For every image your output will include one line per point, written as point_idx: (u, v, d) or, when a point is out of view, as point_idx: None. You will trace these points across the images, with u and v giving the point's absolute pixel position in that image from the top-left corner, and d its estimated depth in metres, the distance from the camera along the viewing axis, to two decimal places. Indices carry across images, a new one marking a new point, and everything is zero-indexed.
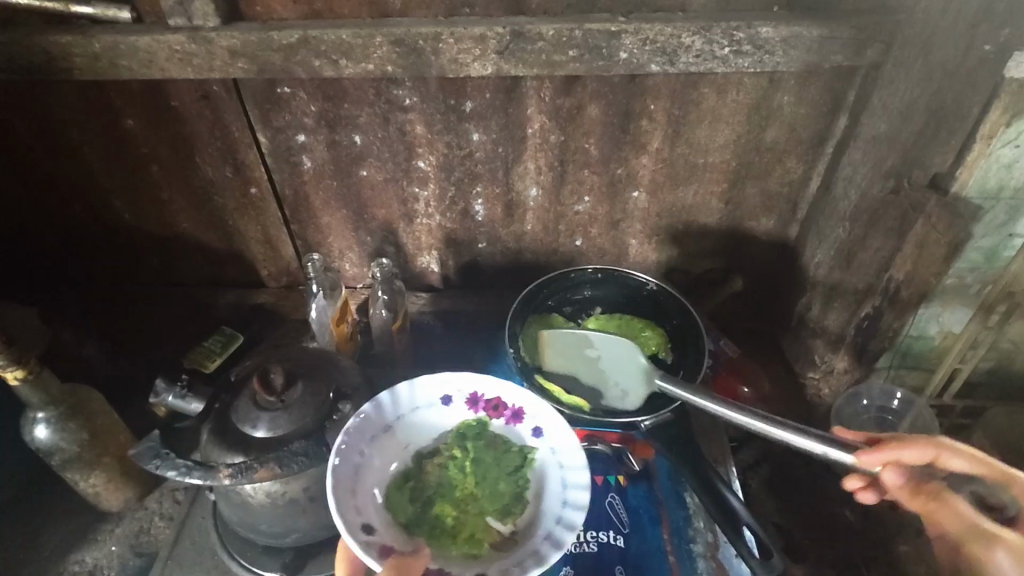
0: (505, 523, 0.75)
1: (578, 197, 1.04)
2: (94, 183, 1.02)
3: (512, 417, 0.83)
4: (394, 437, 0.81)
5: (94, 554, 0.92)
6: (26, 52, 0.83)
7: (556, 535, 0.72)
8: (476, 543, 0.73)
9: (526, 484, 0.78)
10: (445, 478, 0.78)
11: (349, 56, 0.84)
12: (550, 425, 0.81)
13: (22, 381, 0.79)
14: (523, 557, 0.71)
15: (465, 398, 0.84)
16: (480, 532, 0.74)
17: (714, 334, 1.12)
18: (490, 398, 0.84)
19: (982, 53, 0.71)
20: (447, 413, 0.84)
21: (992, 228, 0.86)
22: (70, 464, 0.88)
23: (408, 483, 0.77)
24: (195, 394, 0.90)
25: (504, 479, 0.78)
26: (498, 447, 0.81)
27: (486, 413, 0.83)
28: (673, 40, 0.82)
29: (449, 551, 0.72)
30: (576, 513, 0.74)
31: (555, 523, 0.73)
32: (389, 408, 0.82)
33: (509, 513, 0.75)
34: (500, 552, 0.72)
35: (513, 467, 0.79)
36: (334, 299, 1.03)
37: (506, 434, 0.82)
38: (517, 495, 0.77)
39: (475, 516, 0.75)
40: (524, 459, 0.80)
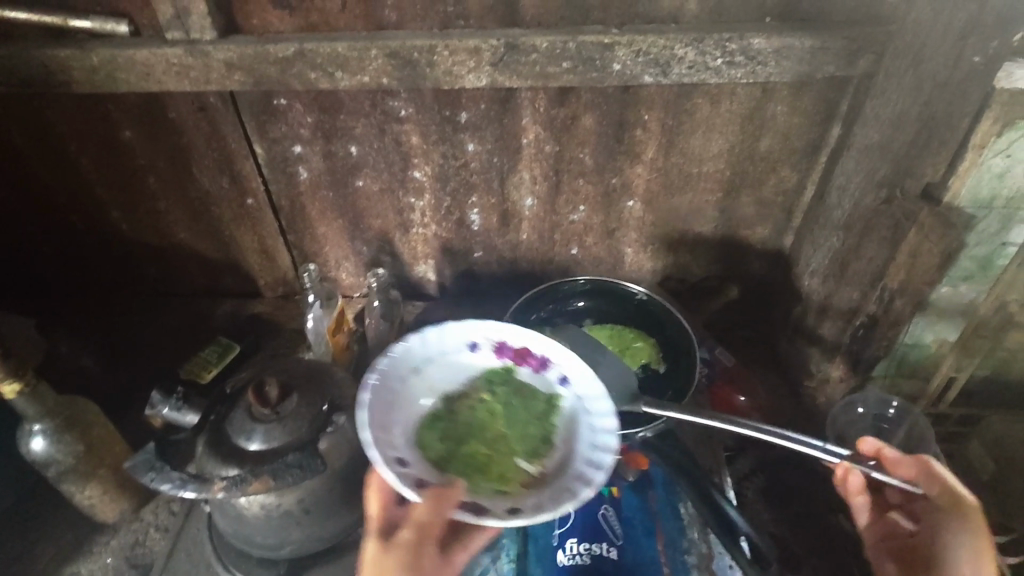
0: (534, 464, 0.74)
1: (573, 206, 1.05)
2: (92, 194, 1.03)
3: (538, 366, 0.82)
4: (423, 378, 0.79)
5: (90, 566, 0.92)
6: (25, 65, 0.84)
7: (586, 473, 0.71)
8: (506, 482, 0.71)
9: (553, 428, 0.77)
10: (474, 419, 0.76)
11: (344, 68, 0.84)
12: (576, 373, 0.81)
13: (18, 393, 0.79)
14: (555, 493, 0.70)
15: (492, 345, 0.82)
16: (509, 471, 0.73)
17: (710, 342, 1.12)
18: (517, 346, 0.82)
19: (972, 64, 0.72)
20: (474, 359, 0.82)
21: (986, 236, 0.85)
22: (65, 476, 0.88)
23: (437, 423, 0.75)
24: (190, 406, 0.88)
25: (532, 423, 0.77)
26: (524, 393, 0.80)
27: (513, 361, 0.82)
28: (665, 51, 0.83)
29: (481, 486, 0.70)
30: (606, 455, 0.73)
31: (584, 462, 0.73)
32: (417, 352, 0.80)
33: (537, 455, 0.74)
34: (530, 490, 0.71)
35: (541, 413, 0.78)
36: (330, 308, 1.04)
37: (533, 381, 0.81)
38: (545, 439, 0.76)
39: (504, 457, 0.74)
40: (551, 405, 0.79)
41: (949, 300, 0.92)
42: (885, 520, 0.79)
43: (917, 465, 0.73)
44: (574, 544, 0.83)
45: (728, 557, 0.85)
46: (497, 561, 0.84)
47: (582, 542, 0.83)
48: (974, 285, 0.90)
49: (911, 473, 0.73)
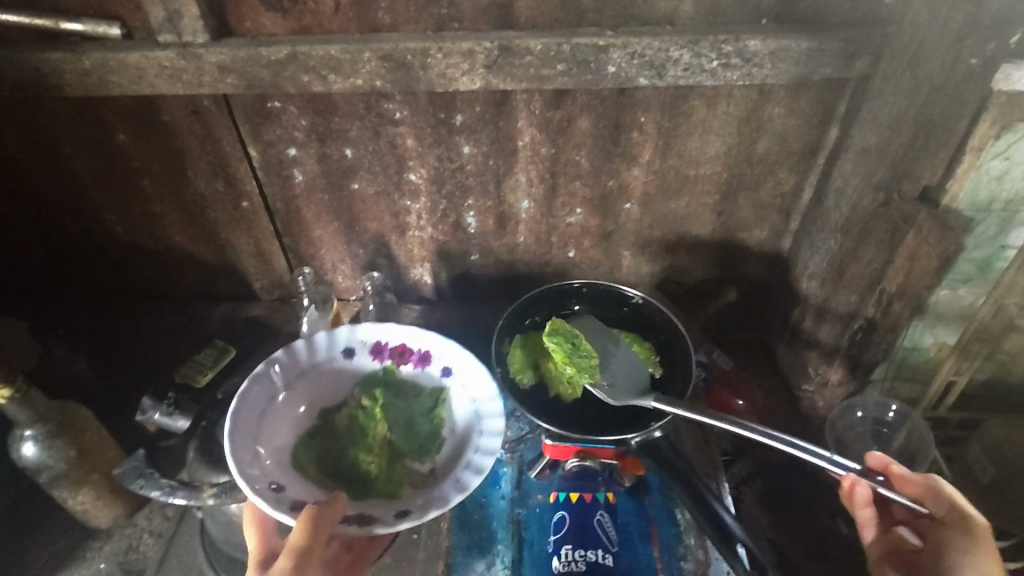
0: (423, 462, 0.81)
1: (570, 209, 1.04)
2: (85, 198, 1.02)
3: (419, 361, 0.90)
4: (297, 396, 0.86)
5: (83, 572, 0.92)
6: (17, 68, 0.84)
7: (476, 462, 0.78)
8: (395, 485, 0.78)
9: (438, 423, 0.85)
10: (355, 427, 0.82)
11: (338, 71, 0.84)
12: (455, 363, 0.89)
13: (10, 399, 0.78)
14: (443, 488, 0.77)
15: (369, 350, 0.91)
16: (399, 474, 0.79)
17: (708, 345, 1.11)
18: (395, 346, 0.91)
19: (969, 66, 0.71)
20: (352, 366, 0.90)
21: (984, 239, 0.84)
22: (57, 482, 0.87)
23: (316, 438, 0.81)
24: (182, 411, 0.90)
25: (414, 421, 0.84)
26: (406, 393, 0.87)
27: (393, 361, 0.90)
28: (661, 53, 0.82)
29: (370, 495, 0.77)
30: (492, 439, 0.80)
31: (470, 453, 0.80)
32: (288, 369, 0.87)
33: (425, 452, 0.82)
34: (419, 489, 0.78)
35: (423, 411, 0.85)
36: (326, 311, 1.04)
37: (415, 377, 0.89)
38: (431, 435, 0.83)
39: (392, 460, 0.80)
40: (434, 401, 0.86)
41: (948, 303, 0.91)
42: (883, 537, 0.77)
43: (923, 484, 0.72)
44: (568, 551, 0.82)
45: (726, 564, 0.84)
46: (492, 568, 0.84)
47: (576, 549, 0.82)
48: (973, 288, 0.89)
49: (917, 491, 0.72)
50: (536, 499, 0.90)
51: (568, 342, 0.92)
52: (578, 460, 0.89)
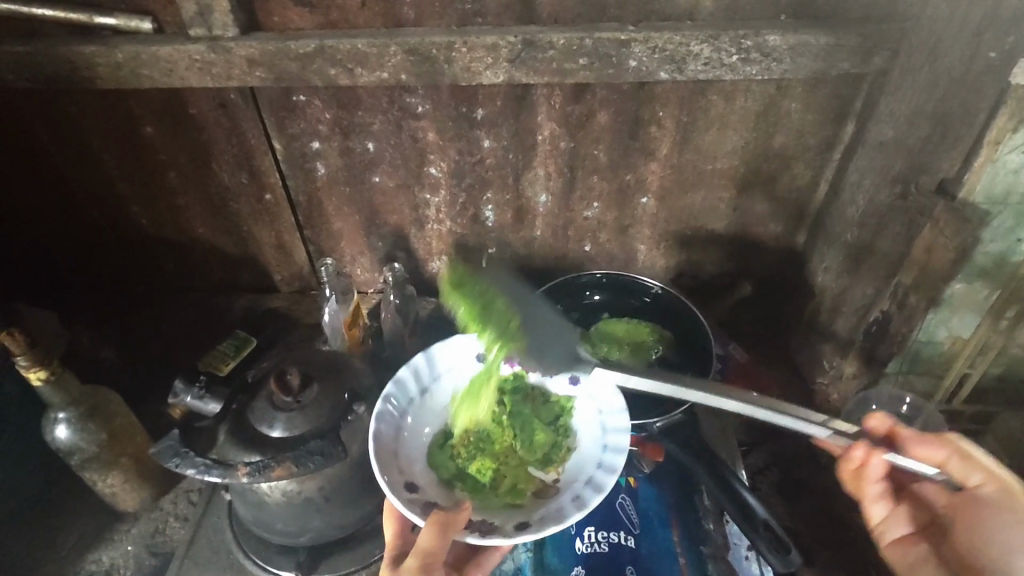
0: (547, 472, 0.81)
1: (587, 203, 1.05)
2: (113, 190, 1.04)
3: None
4: (435, 399, 0.87)
5: (110, 554, 0.96)
6: (51, 62, 0.86)
7: (598, 479, 0.76)
8: (518, 494, 0.78)
9: (564, 434, 0.83)
10: (484, 432, 0.83)
11: (364, 64, 0.86)
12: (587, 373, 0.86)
13: (44, 381, 0.82)
14: (563, 503, 0.76)
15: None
16: (522, 482, 0.79)
17: (724, 338, 1.13)
18: None
19: (988, 60, 0.72)
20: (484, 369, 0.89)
21: (1000, 233, 0.85)
22: (88, 464, 0.91)
23: (450, 441, 0.83)
24: (213, 394, 0.93)
25: (541, 429, 0.83)
26: (534, 399, 0.85)
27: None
28: (681, 48, 0.84)
29: (495, 503, 0.78)
30: (616, 458, 0.78)
31: (595, 468, 0.78)
32: (425, 373, 0.87)
33: (550, 463, 0.81)
34: (543, 500, 0.78)
35: (549, 419, 0.84)
36: (346, 303, 1.04)
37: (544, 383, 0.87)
38: (555, 446, 0.82)
39: (517, 469, 0.80)
40: (561, 408, 0.85)
41: (963, 296, 0.92)
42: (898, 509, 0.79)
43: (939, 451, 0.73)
44: (592, 532, 0.85)
45: (745, 548, 0.86)
46: (515, 550, 0.86)
47: (600, 531, 0.85)
48: (989, 281, 0.90)
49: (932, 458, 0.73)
50: None
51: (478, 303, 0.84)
52: None
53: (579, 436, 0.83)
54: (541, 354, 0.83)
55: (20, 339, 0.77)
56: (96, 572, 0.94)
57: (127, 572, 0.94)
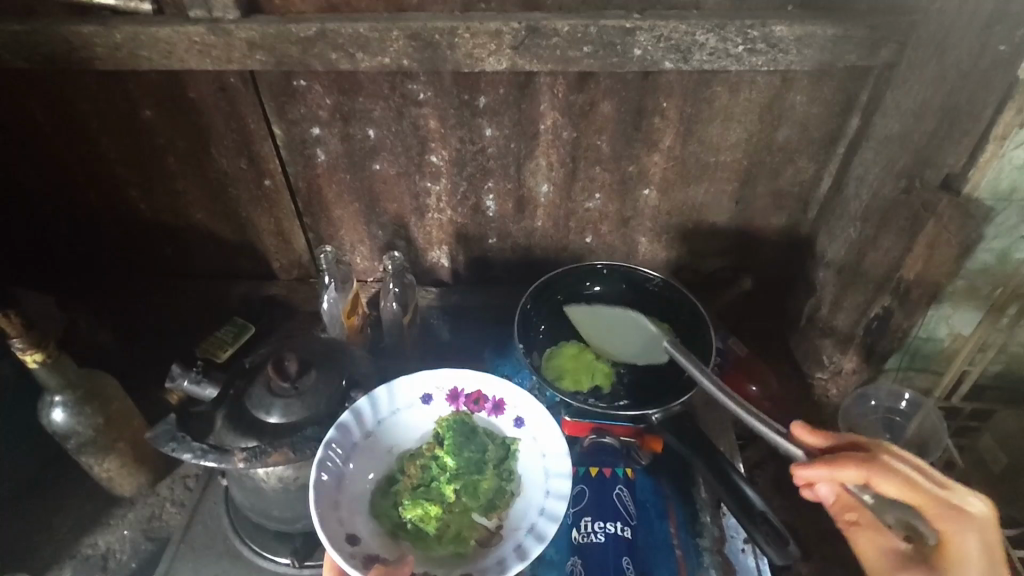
0: (491, 518, 0.80)
1: (589, 194, 1.05)
2: (112, 174, 1.04)
3: (493, 409, 0.88)
4: (377, 444, 0.86)
5: (107, 538, 0.96)
6: (49, 42, 0.85)
7: (539, 528, 0.78)
8: (461, 542, 0.78)
9: (509, 477, 0.83)
10: (427, 478, 0.82)
11: (365, 49, 0.85)
12: (531, 415, 0.87)
13: (41, 364, 0.81)
14: (503, 554, 0.77)
15: (445, 394, 0.90)
16: (465, 529, 0.79)
17: (724, 332, 1.12)
18: (471, 392, 0.90)
19: (997, 53, 0.71)
20: (428, 411, 0.89)
21: (1004, 229, 0.84)
22: (85, 448, 0.91)
23: (392, 488, 0.82)
24: (210, 380, 0.90)
25: (486, 475, 0.82)
26: (478, 442, 0.85)
27: (467, 407, 0.89)
28: (687, 38, 0.83)
29: (437, 553, 0.78)
30: (557, 504, 0.79)
31: (538, 515, 0.79)
32: (368, 416, 0.86)
33: (494, 508, 0.81)
34: (484, 549, 0.78)
35: (493, 462, 0.84)
36: (345, 291, 1.03)
37: (490, 423, 0.88)
38: (500, 490, 0.82)
39: (460, 516, 0.80)
40: (507, 451, 0.85)
41: (964, 293, 0.91)
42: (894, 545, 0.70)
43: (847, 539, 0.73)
44: (588, 522, 0.84)
45: (742, 541, 0.87)
46: None
47: (596, 521, 0.84)
48: (989, 278, 0.89)
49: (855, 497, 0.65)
50: None
51: (460, 438, 0.85)
52: (595, 436, 0.92)
53: (523, 480, 0.83)
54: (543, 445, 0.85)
55: (16, 322, 0.76)
56: (92, 556, 0.94)
57: (122, 557, 0.94)
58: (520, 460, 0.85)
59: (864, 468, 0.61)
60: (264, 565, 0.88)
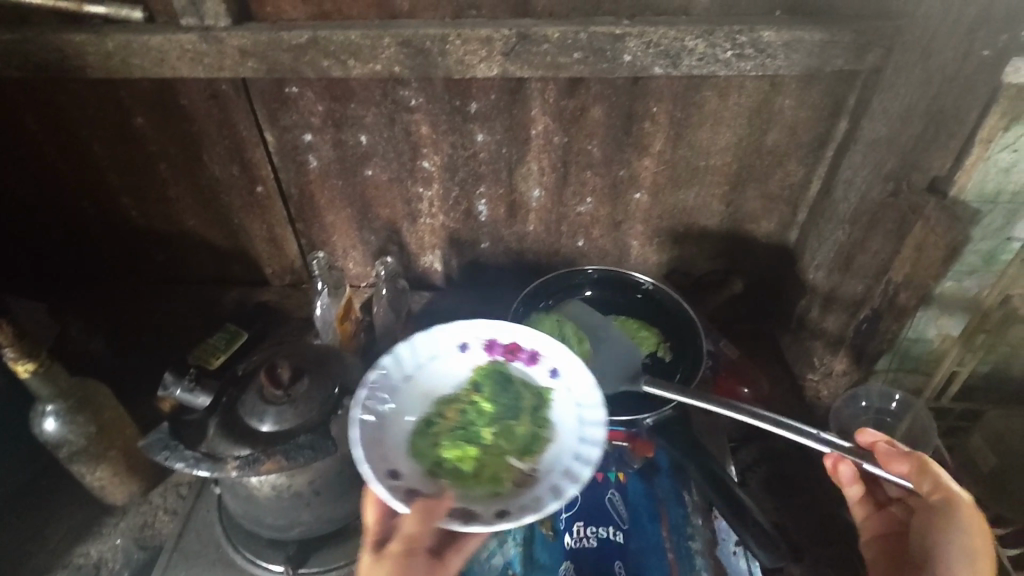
0: (526, 462, 0.77)
1: (580, 198, 1.05)
2: (103, 180, 1.03)
3: (528, 359, 0.86)
4: (415, 389, 0.83)
5: (99, 547, 0.95)
6: (40, 50, 0.85)
7: (575, 471, 0.75)
8: (498, 481, 0.75)
9: (544, 424, 0.81)
10: (465, 421, 0.81)
11: (357, 56, 0.85)
12: (568, 366, 0.85)
13: (33, 373, 0.81)
14: (539, 495, 0.73)
15: (482, 343, 0.87)
16: (502, 470, 0.76)
17: (714, 334, 1.13)
18: (507, 342, 0.87)
19: (981, 58, 0.73)
20: (465, 359, 0.87)
21: (989, 231, 0.86)
22: (76, 457, 0.91)
23: (429, 429, 0.79)
24: (203, 387, 0.90)
25: (522, 421, 0.81)
26: (515, 390, 0.84)
27: (503, 357, 0.87)
28: (676, 43, 0.83)
29: (474, 491, 0.74)
30: (592, 450, 0.77)
31: (573, 461, 0.76)
32: (407, 361, 0.84)
33: (529, 453, 0.78)
34: (522, 489, 0.75)
35: (529, 408, 0.82)
36: (338, 297, 1.05)
37: (524, 373, 0.86)
38: (535, 437, 0.80)
39: (497, 457, 0.78)
40: (541, 401, 0.83)
41: (952, 294, 0.92)
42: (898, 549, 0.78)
43: (910, 460, 0.74)
44: (580, 527, 0.86)
45: (733, 543, 0.87)
46: (503, 544, 0.86)
47: (588, 526, 0.87)
48: (977, 279, 0.91)
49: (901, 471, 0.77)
50: None
51: (497, 386, 0.84)
52: None
53: (557, 427, 0.81)
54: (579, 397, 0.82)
55: (8, 331, 0.76)
56: (84, 565, 0.94)
57: (115, 566, 0.94)
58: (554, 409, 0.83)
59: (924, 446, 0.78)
60: (258, 572, 0.88)
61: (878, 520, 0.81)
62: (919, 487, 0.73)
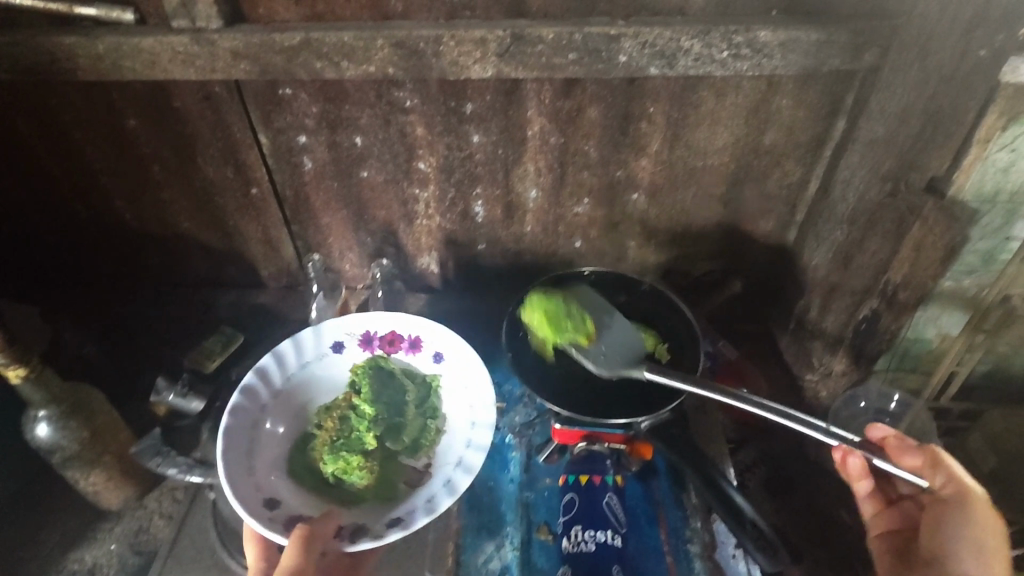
0: (419, 458, 0.85)
1: (577, 199, 1.05)
2: (96, 183, 1.03)
3: (409, 347, 0.95)
4: (294, 392, 0.91)
5: (94, 553, 0.95)
6: (30, 53, 0.84)
7: (467, 460, 0.83)
8: (392, 484, 0.82)
9: (432, 416, 0.89)
10: (347, 429, 0.87)
11: (351, 58, 0.84)
12: (447, 351, 0.94)
13: (24, 379, 0.81)
14: (433, 492, 0.81)
15: (357, 341, 0.96)
16: (395, 473, 0.83)
17: (712, 335, 1.12)
18: (384, 335, 0.95)
19: (978, 58, 0.72)
20: (342, 359, 0.94)
21: (989, 231, 0.85)
22: (70, 463, 0.90)
23: (308, 445, 0.86)
24: (196, 392, 0.90)
25: (410, 417, 0.88)
26: (393, 390, 0.91)
27: (382, 350, 0.95)
28: (672, 43, 0.83)
29: (367, 502, 0.81)
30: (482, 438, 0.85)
31: (465, 450, 0.84)
32: (291, 362, 0.93)
33: (420, 449, 0.86)
34: (415, 488, 0.82)
35: (414, 403, 0.90)
36: (333, 300, 1.13)
37: (404, 364, 0.94)
38: (421, 432, 0.87)
39: (386, 460, 0.84)
40: (425, 391, 0.91)
41: (951, 295, 0.92)
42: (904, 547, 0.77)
43: (923, 454, 0.75)
44: (578, 531, 0.86)
45: (732, 546, 0.86)
46: (501, 549, 0.86)
47: (586, 530, 0.86)
48: (976, 279, 0.90)
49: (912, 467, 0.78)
50: (545, 483, 0.92)
51: (376, 383, 0.91)
52: (585, 444, 0.91)
53: (446, 417, 0.89)
54: (462, 386, 0.91)
55: None
56: (79, 571, 0.93)
57: (110, 572, 0.93)
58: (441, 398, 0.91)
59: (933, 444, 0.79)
60: None
61: (886, 517, 0.81)
62: (931, 480, 0.74)
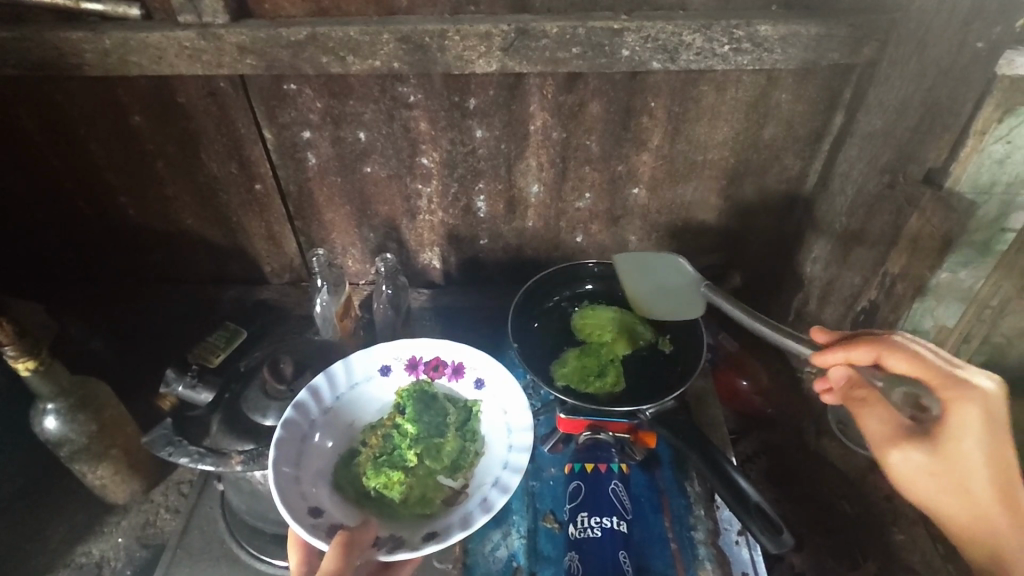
0: (456, 479, 0.85)
1: (579, 193, 1.06)
2: (100, 180, 1.03)
3: (453, 373, 0.94)
4: (341, 412, 0.90)
5: (101, 546, 0.96)
6: (38, 48, 0.85)
7: (505, 481, 0.82)
8: (428, 502, 0.82)
9: (473, 438, 0.88)
10: (388, 445, 0.86)
11: (356, 52, 0.85)
12: (489, 376, 0.93)
13: (33, 372, 0.81)
14: (469, 509, 0.81)
15: (403, 364, 0.95)
16: (433, 491, 0.83)
17: (714, 326, 1.14)
18: (429, 359, 0.95)
19: (975, 50, 0.73)
20: (388, 382, 0.94)
21: (985, 222, 0.86)
22: (77, 456, 0.91)
23: (353, 461, 0.86)
24: (205, 384, 0.93)
25: (449, 439, 0.86)
26: (435, 410, 0.89)
27: (427, 374, 0.94)
28: (674, 38, 0.84)
29: (404, 519, 0.80)
30: (522, 459, 0.84)
31: (503, 470, 0.84)
32: (341, 382, 0.92)
33: (458, 469, 0.85)
34: (452, 507, 0.82)
35: (455, 425, 0.89)
36: (338, 295, 1.02)
37: (449, 388, 0.94)
38: (462, 454, 0.86)
39: (425, 479, 0.83)
40: (468, 415, 0.90)
41: (948, 286, 0.93)
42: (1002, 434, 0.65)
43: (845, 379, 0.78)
44: (584, 518, 0.85)
45: (735, 533, 0.87)
46: (508, 536, 0.88)
47: (592, 516, 0.85)
48: (973, 271, 0.91)
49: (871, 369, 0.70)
50: (550, 472, 0.94)
51: (420, 404, 0.89)
52: (591, 433, 0.92)
53: (487, 441, 0.89)
54: (505, 410, 0.90)
55: (9, 330, 0.76)
56: (86, 564, 0.94)
57: (117, 564, 0.94)
58: (484, 422, 0.90)
59: (874, 351, 0.69)
60: (263, 568, 0.88)
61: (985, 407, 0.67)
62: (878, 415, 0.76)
